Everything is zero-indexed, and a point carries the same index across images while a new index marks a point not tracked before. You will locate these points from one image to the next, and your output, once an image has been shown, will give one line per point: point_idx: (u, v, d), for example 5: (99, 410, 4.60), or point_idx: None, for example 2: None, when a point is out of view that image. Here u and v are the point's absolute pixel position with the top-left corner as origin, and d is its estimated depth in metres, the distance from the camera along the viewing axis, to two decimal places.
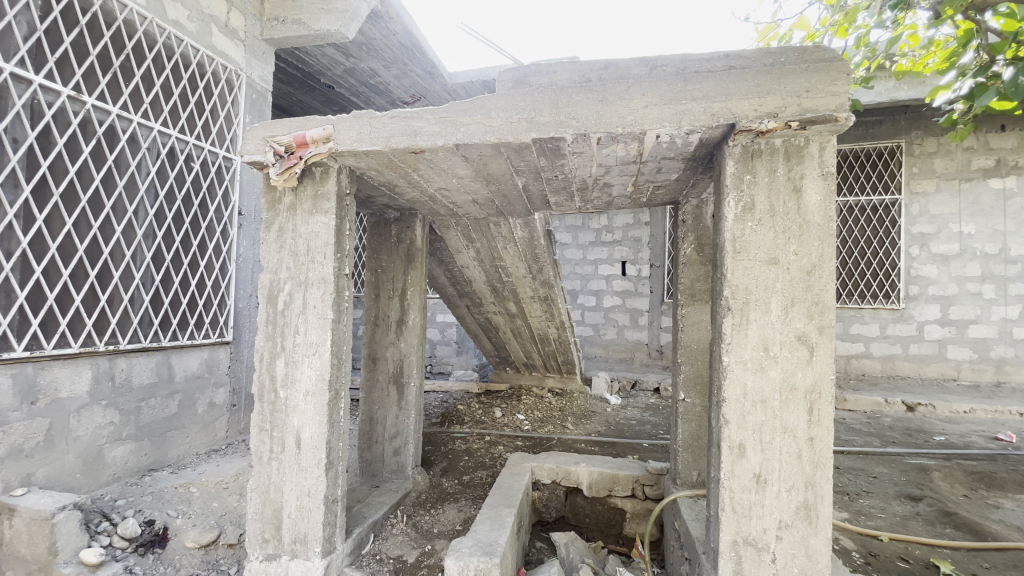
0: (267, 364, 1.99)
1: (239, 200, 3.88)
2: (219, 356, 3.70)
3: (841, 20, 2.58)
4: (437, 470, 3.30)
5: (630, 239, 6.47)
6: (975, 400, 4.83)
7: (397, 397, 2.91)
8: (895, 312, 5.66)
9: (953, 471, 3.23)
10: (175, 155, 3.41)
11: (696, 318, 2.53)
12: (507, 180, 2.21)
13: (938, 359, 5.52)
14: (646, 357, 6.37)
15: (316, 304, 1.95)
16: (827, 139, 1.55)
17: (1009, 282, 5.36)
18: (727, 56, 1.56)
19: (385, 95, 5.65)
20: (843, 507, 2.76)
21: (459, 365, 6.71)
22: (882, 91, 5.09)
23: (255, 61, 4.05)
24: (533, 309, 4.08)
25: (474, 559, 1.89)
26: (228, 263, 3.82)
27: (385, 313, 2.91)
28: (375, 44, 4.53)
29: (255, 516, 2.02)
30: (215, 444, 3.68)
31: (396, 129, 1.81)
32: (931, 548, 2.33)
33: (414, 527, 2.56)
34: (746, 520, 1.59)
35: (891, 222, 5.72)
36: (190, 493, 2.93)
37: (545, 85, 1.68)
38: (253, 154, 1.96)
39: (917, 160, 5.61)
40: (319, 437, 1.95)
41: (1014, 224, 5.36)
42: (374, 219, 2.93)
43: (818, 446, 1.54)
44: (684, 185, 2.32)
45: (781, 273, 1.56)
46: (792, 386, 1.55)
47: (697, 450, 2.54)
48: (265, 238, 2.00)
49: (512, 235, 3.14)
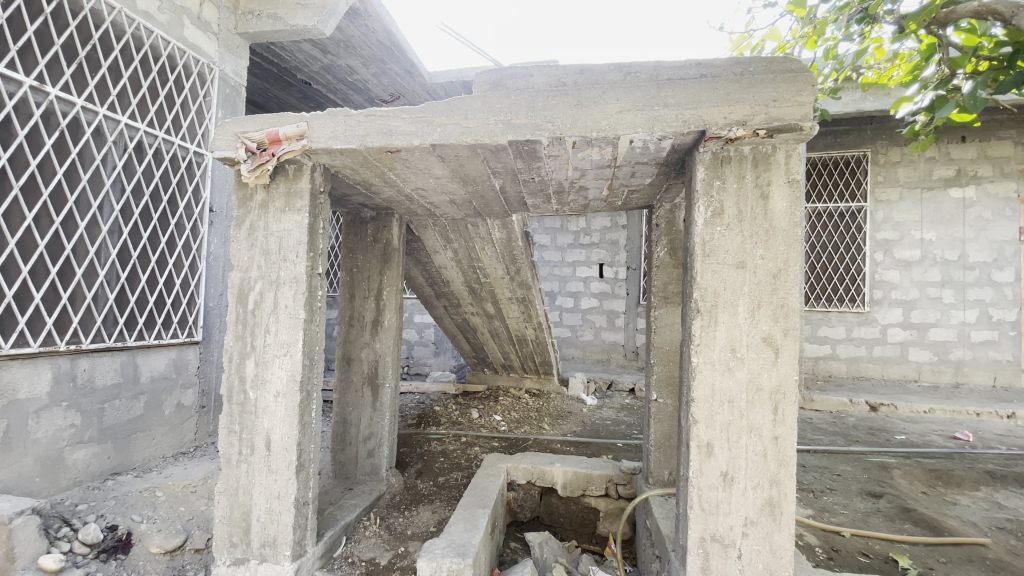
0: (237, 364, 1.95)
1: (210, 196, 3.78)
2: (188, 356, 3.61)
3: (811, 32, 2.66)
4: (411, 471, 3.28)
5: (607, 241, 6.55)
6: (934, 400, 5.01)
7: (371, 397, 2.88)
8: (860, 315, 5.86)
9: (912, 468, 3.36)
10: (144, 149, 3.31)
11: (668, 320, 2.58)
12: (484, 181, 2.22)
13: (901, 361, 5.74)
14: (622, 358, 6.45)
15: (288, 304, 1.92)
16: (794, 148, 1.60)
17: (967, 288, 5.60)
18: (699, 64, 1.59)
19: (363, 92, 5.59)
20: (808, 504, 2.84)
21: (436, 365, 6.68)
22: (849, 102, 5.27)
23: (229, 56, 3.97)
24: (511, 309, 4.08)
25: (447, 560, 1.88)
26: (198, 261, 3.72)
27: (360, 314, 2.88)
28: (353, 41, 4.48)
29: (223, 520, 1.98)
30: (183, 446, 3.58)
31: (372, 128, 1.80)
32: (891, 543, 2.42)
33: (388, 529, 2.54)
34: (713, 517, 1.63)
35: (857, 228, 5.94)
36: (156, 497, 2.86)
37: (521, 88, 1.69)
38: (224, 150, 1.92)
39: (882, 169, 5.82)
40: (290, 438, 1.92)
41: (971, 232, 5.60)
42: (349, 218, 2.89)
43: (783, 444, 1.58)
44: (658, 189, 2.36)
45: (748, 276, 1.60)
46: (758, 386, 1.60)
47: (669, 449, 2.58)
48: (235, 236, 1.96)
49: (490, 236, 3.15)
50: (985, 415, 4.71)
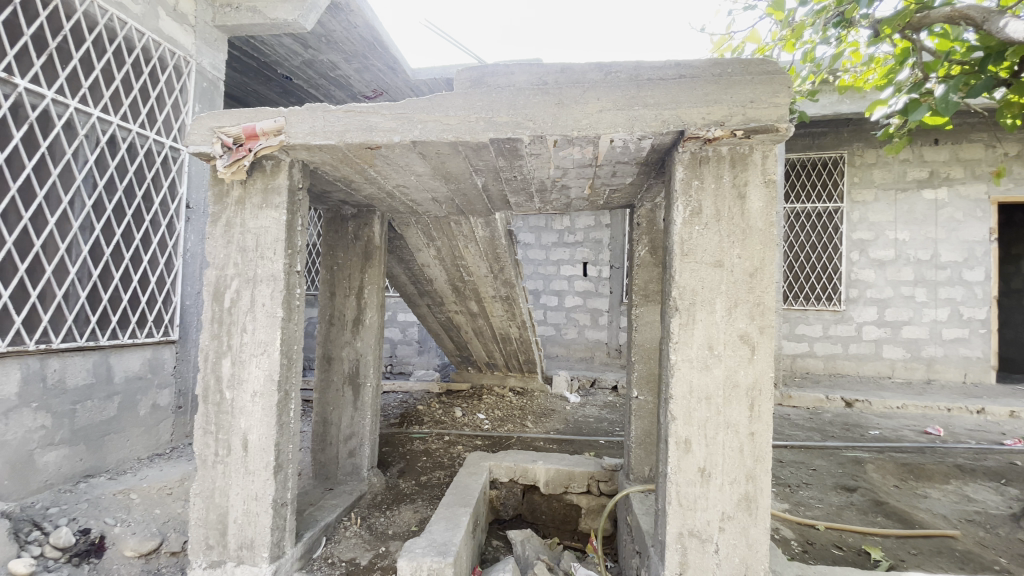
0: (212, 364, 1.92)
1: (186, 192, 3.70)
2: (163, 355, 3.53)
3: (789, 35, 2.70)
4: (393, 471, 3.26)
5: (591, 240, 6.58)
6: (907, 396, 5.15)
7: (352, 397, 2.86)
8: (836, 313, 5.99)
9: (885, 462, 3.44)
10: (117, 143, 3.23)
11: (648, 318, 2.60)
12: (466, 178, 2.21)
13: (875, 358, 5.88)
14: (606, 356, 6.50)
15: (265, 302, 1.89)
16: (770, 148, 1.62)
17: (938, 286, 5.76)
18: (678, 65, 1.61)
19: (345, 88, 5.51)
20: (784, 499, 2.89)
21: (420, 364, 6.65)
22: (826, 105, 5.38)
23: (206, 49, 3.88)
24: (494, 308, 4.08)
25: (427, 560, 1.87)
26: (174, 258, 3.64)
27: (341, 312, 2.85)
28: (335, 36, 4.41)
29: (199, 522, 1.94)
30: (159, 448, 3.50)
31: (351, 123, 1.78)
32: (864, 535, 2.48)
33: (369, 529, 2.52)
34: (691, 513, 1.65)
35: (834, 228, 6.07)
36: (130, 500, 2.80)
37: (502, 86, 1.69)
38: (199, 145, 1.88)
39: (858, 170, 5.96)
40: (268, 438, 1.89)
41: (943, 232, 5.76)
42: (330, 214, 2.86)
43: (758, 440, 1.61)
44: (639, 189, 2.38)
45: (725, 274, 1.63)
46: (735, 382, 1.62)
47: (649, 446, 2.61)
48: (210, 233, 1.92)
49: (473, 234, 3.14)
50: (956, 410, 4.85)
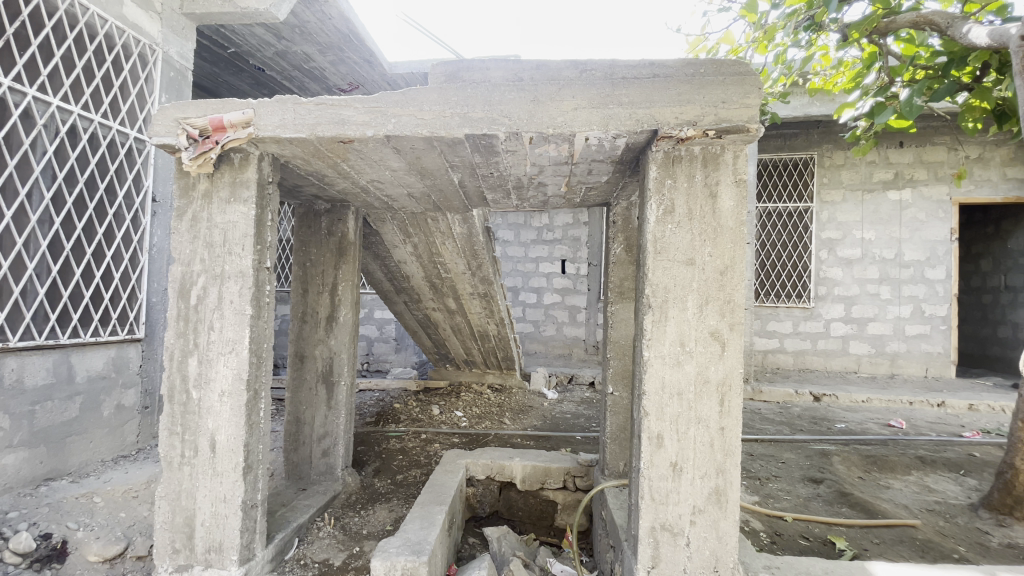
0: (178, 363, 1.86)
1: (152, 185, 3.57)
2: (128, 354, 3.41)
3: (761, 37, 2.75)
4: (369, 470, 3.22)
5: (569, 237, 6.62)
6: (872, 390, 5.33)
7: (326, 396, 2.81)
8: (806, 310, 6.16)
9: (850, 454, 3.55)
10: (78, 134, 3.10)
11: (623, 315, 2.63)
12: (442, 174, 2.19)
13: (842, 353, 6.08)
14: (583, 352, 6.55)
15: (233, 299, 1.84)
16: (741, 149, 1.65)
17: (902, 284, 5.97)
18: (651, 64, 1.62)
19: (320, 80, 5.41)
20: (754, 491, 2.97)
21: (397, 362, 6.59)
22: (797, 107, 5.51)
23: (173, 37, 3.75)
24: (472, 305, 4.06)
25: (402, 559, 1.86)
26: (140, 253, 3.51)
27: (315, 309, 2.80)
28: (309, 27, 4.31)
29: (164, 526, 1.88)
30: (124, 449, 3.38)
31: (323, 116, 1.74)
32: (829, 525, 2.57)
33: (343, 529, 2.49)
34: (663, 507, 1.67)
35: (804, 227, 6.23)
36: (93, 503, 2.71)
37: (478, 81, 1.68)
38: (163, 137, 1.81)
39: (827, 171, 6.13)
40: (237, 439, 1.84)
41: (907, 232, 5.97)
42: (303, 210, 2.80)
43: (728, 435, 1.64)
44: (614, 187, 2.40)
45: (697, 272, 1.65)
46: (705, 378, 1.65)
47: (624, 441, 2.64)
48: (175, 228, 1.86)
49: (450, 231, 3.12)
50: (917, 403, 5.04)
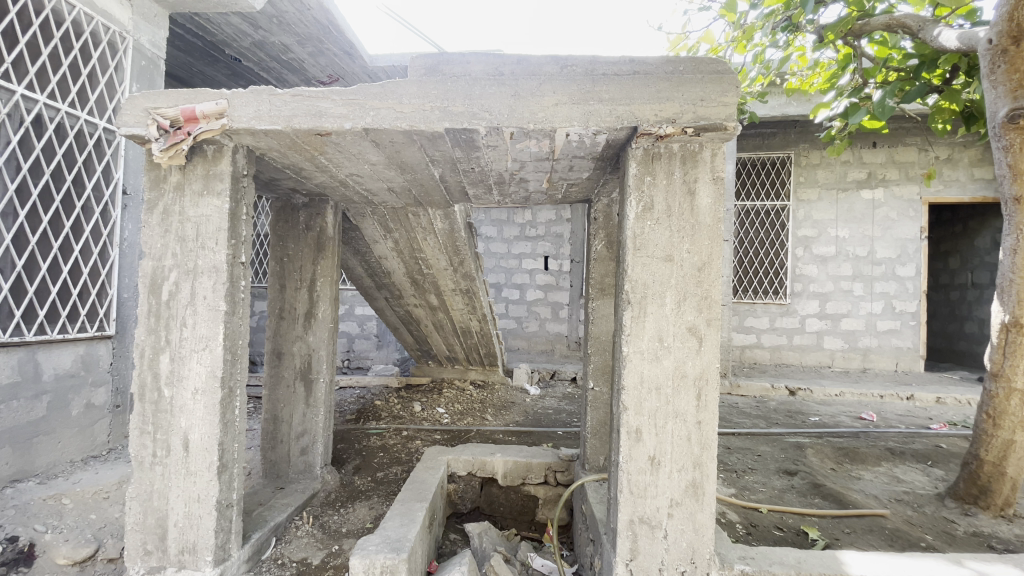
0: (149, 361, 1.81)
1: (122, 177, 3.45)
2: (98, 352, 3.30)
3: (741, 37, 2.78)
4: (348, 468, 3.19)
5: (552, 234, 6.63)
6: (845, 385, 5.47)
7: (305, 394, 2.77)
8: (782, 306, 6.30)
9: (824, 446, 3.64)
10: (43, 124, 2.99)
11: (604, 311, 2.64)
12: (423, 169, 2.17)
13: (817, 348, 6.23)
14: (566, 349, 6.58)
15: (207, 294, 1.80)
16: (719, 146, 1.67)
17: (874, 281, 6.14)
18: (632, 61, 1.63)
19: (299, 72, 5.30)
20: (731, 483, 3.02)
21: (378, 359, 6.54)
22: (775, 106, 5.60)
23: (144, 24, 3.62)
24: (454, 302, 4.05)
25: (381, 556, 1.85)
26: (110, 247, 3.39)
27: (292, 305, 2.76)
28: (287, 18, 4.21)
29: (135, 527, 1.84)
30: (94, 449, 3.28)
31: (299, 108, 1.70)
32: (803, 516, 2.63)
33: (321, 528, 2.46)
34: (642, 500, 1.69)
35: (780, 225, 6.36)
36: (62, 505, 2.63)
37: (458, 75, 1.66)
38: (132, 127, 1.75)
39: (803, 170, 6.26)
40: (211, 438, 1.81)
41: (879, 230, 6.13)
42: (279, 204, 2.74)
43: (705, 429, 1.67)
44: (595, 183, 2.41)
45: (676, 269, 1.67)
46: (683, 373, 1.67)
47: (603, 435, 2.66)
48: (145, 221, 1.81)
49: (432, 226, 3.10)
50: (887, 396, 5.20)
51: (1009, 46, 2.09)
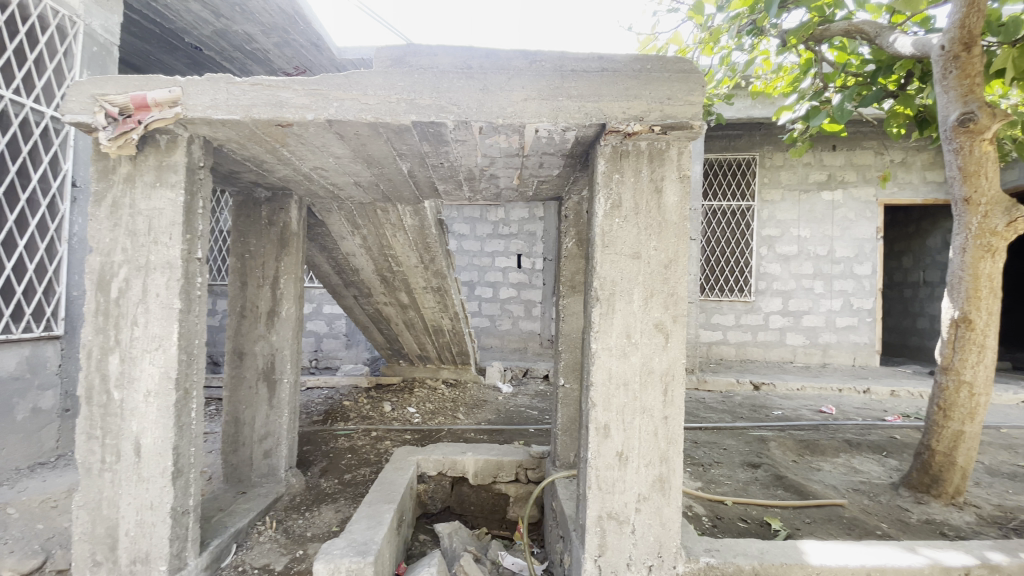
0: (97, 361, 1.72)
1: (72, 169, 3.25)
2: (46, 353, 3.12)
3: (708, 39, 2.83)
4: (315, 470, 3.11)
5: (525, 232, 6.63)
6: (806, 379, 5.67)
7: (268, 394, 2.68)
8: (747, 304, 6.48)
9: (786, 439, 3.75)
10: None
11: (574, 309, 2.65)
12: (390, 163, 2.12)
13: (780, 344, 6.43)
14: (538, 346, 6.60)
15: (159, 291, 1.71)
16: (685, 145, 1.70)
17: (834, 279, 6.37)
18: (601, 58, 1.62)
19: (264, 63, 5.14)
20: (698, 477, 3.09)
21: (348, 358, 6.42)
22: (741, 108, 5.77)
23: (96, 8, 3.42)
24: (425, 300, 4.00)
25: (346, 560, 1.80)
26: (58, 243, 3.20)
27: (255, 304, 2.66)
28: (250, 6, 4.07)
29: (83, 537, 1.73)
30: (41, 456, 3.10)
31: (259, 98, 1.64)
32: (766, 508, 2.70)
33: (285, 533, 2.39)
34: (610, 496, 1.70)
35: (746, 225, 6.54)
36: (6, 515, 2.48)
37: (426, 67, 1.63)
38: (77, 114, 1.65)
39: (767, 171, 6.45)
40: (164, 441, 1.72)
41: (838, 230, 6.37)
42: (241, 198, 2.65)
43: (672, 424, 1.69)
44: (566, 181, 2.41)
45: (643, 265, 1.68)
46: (649, 369, 1.68)
47: (573, 432, 2.68)
48: (92, 214, 1.71)
49: (401, 223, 3.05)
50: (845, 390, 5.41)
51: (959, 53, 2.20)
